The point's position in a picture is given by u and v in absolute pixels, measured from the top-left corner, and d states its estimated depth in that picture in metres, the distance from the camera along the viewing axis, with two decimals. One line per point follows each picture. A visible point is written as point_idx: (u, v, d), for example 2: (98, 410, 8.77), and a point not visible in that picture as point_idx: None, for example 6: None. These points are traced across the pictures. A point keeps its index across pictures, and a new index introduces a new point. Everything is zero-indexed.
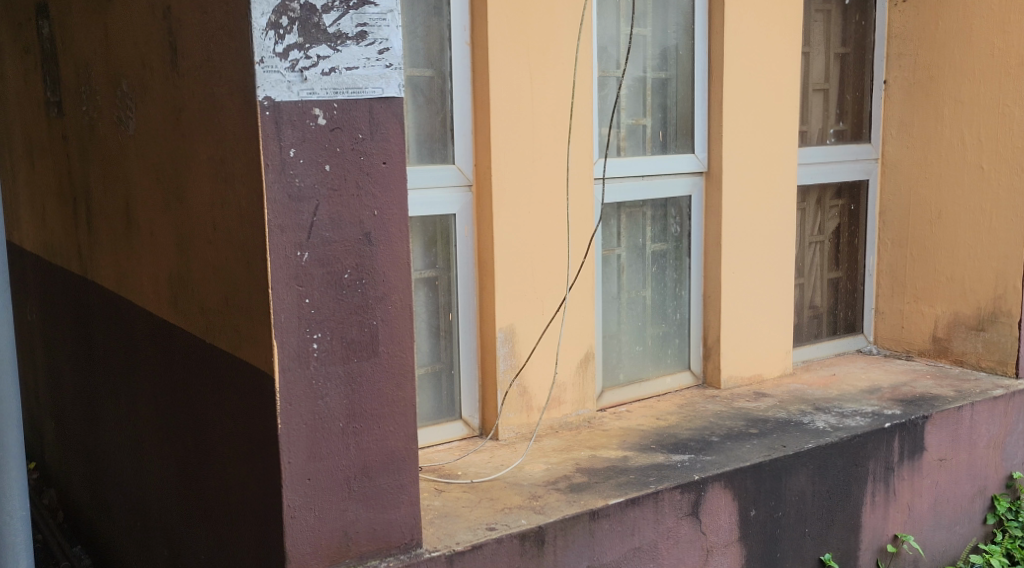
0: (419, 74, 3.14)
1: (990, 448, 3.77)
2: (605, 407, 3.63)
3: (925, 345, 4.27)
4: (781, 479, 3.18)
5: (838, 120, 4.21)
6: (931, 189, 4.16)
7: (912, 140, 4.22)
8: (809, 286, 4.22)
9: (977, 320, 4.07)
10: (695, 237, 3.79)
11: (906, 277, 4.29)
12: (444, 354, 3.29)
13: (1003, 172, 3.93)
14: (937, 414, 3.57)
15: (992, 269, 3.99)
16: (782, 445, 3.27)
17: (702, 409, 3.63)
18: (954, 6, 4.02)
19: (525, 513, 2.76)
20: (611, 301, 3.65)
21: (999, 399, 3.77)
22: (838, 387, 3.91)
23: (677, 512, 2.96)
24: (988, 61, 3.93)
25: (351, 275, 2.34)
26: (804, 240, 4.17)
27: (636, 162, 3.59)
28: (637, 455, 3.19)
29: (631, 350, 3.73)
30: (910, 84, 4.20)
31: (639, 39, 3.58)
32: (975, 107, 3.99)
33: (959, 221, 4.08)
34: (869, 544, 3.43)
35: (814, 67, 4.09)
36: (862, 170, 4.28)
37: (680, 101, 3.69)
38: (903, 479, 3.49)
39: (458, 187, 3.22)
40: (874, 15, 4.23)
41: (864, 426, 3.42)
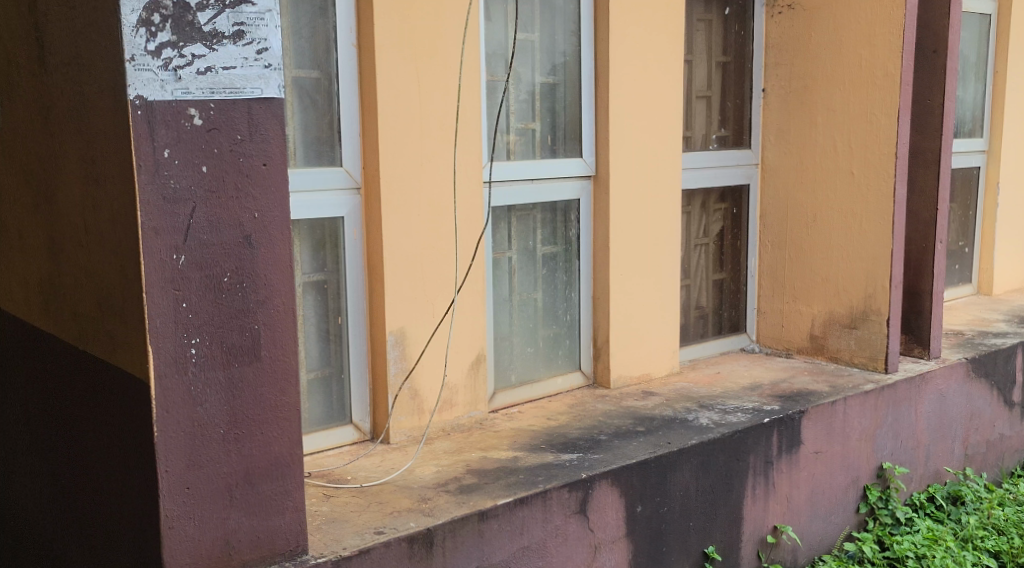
0: (305, 75, 3.09)
1: (863, 440, 3.97)
2: (497, 408, 3.67)
3: (802, 343, 4.50)
4: (666, 474, 3.27)
5: (721, 126, 4.40)
6: (808, 195, 4.39)
7: (788, 147, 4.43)
8: (695, 286, 4.39)
9: (850, 318, 4.31)
10: (585, 240, 3.87)
11: (786, 279, 4.52)
12: (334, 358, 3.25)
13: (871, 178, 4.16)
14: (812, 409, 3.74)
15: (863, 269, 4.24)
16: (667, 441, 3.36)
17: (592, 408, 3.71)
18: (825, 20, 4.25)
19: (413, 516, 2.73)
20: (503, 304, 3.70)
21: (869, 394, 3.98)
22: (721, 384, 4.06)
23: (565, 510, 3.00)
24: (855, 72, 4.17)
25: (230, 278, 2.22)
26: (690, 242, 4.33)
27: (524, 166, 3.64)
28: (527, 456, 3.23)
29: (522, 351, 3.78)
30: (786, 92, 4.42)
31: (527, 45, 3.63)
32: (845, 116, 4.23)
33: (832, 224, 4.32)
34: (750, 536, 3.57)
35: (697, 75, 4.26)
36: (743, 175, 4.48)
37: (568, 106, 3.76)
38: (780, 471, 3.64)
39: (347, 190, 3.18)
40: (751, 25, 4.43)
41: (745, 422, 3.57)
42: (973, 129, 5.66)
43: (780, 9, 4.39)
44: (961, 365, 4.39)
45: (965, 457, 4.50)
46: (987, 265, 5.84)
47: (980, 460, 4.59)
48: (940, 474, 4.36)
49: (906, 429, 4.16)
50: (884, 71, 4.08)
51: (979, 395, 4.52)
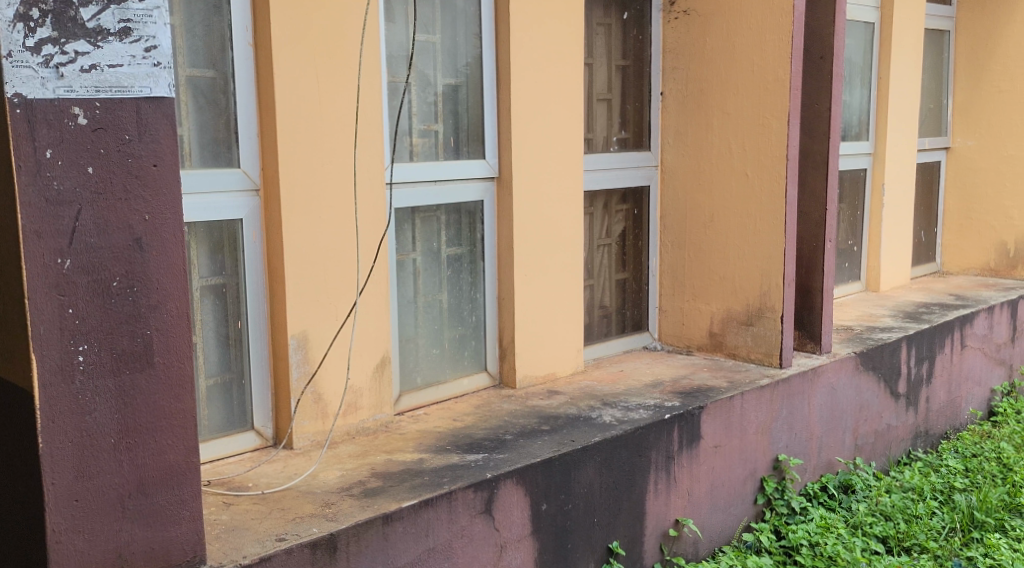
0: (200, 74, 3.02)
1: (759, 433, 4.07)
2: (402, 411, 3.66)
3: (702, 340, 4.59)
4: (571, 472, 3.30)
5: (622, 129, 4.46)
6: (705, 195, 4.48)
7: (686, 149, 4.52)
8: (599, 286, 4.44)
9: (747, 315, 4.42)
10: (489, 241, 3.88)
11: (686, 278, 4.61)
12: (234, 364, 3.19)
13: (764, 179, 4.27)
14: (711, 405, 3.82)
15: (758, 268, 4.35)
16: (570, 440, 3.39)
17: (498, 408, 3.73)
18: (719, 25, 4.35)
19: (316, 521, 2.71)
20: (408, 306, 3.68)
21: (765, 389, 4.08)
22: (624, 382, 4.12)
23: (470, 510, 3.01)
24: (748, 76, 4.28)
25: (120, 283, 2.16)
26: (593, 243, 4.38)
27: (426, 168, 3.63)
28: (432, 457, 3.22)
29: (428, 353, 3.77)
30: (683, 95, 4.50)
31: (427, 46, 3.62)
32: (739, 119, 4.33)
33: (728, 224, 4.42)
34: (652, 529, 3.63)
35: (597, 78, 4.31)
36: (643, 176, 4.56)
37: (470, 108, 3.76)
38: (681, 466, 3.71)
39: (245, 191, 3.12)
40: (649, 30, 4.51)
41: (647, 418, 3.62)
42: (859, 132, 5.86)
43: (676, 14, 4.48)
44: (851, 359, 4.54)
45: (855, 447, 4.65)
46: (874, 263, 6.05)
47: (870, 450, 4.76)
48: (832, 465, 4.51)
49: (800, 421, 4.28)
50: (775, 76, 4.19)
51: (868, 387, 4.68)
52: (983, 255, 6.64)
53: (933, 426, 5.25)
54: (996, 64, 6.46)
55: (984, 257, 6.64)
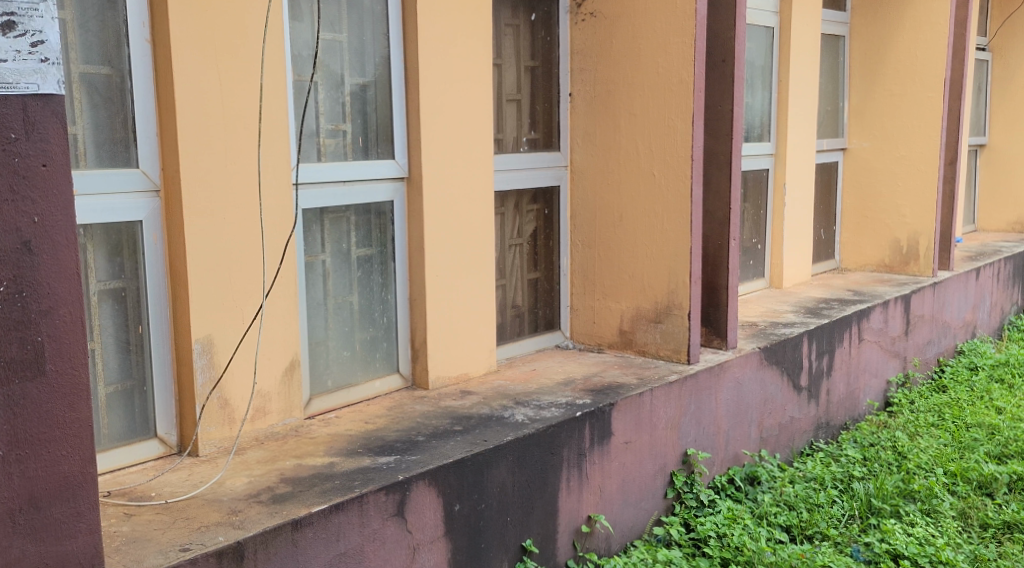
0: (95, 71, 2.93)
1: (669, 429, 4.13)
2: (313, 414, 3.61)
3: (613, 338, 4.63)
4: (484, 472, 3.30)
5: (532, 129, 4.47)
6: (614, 195, 4.52)
7: (595, 149, 4.55)
8: (511, 286, 4.44)
9: (655, 312, 4.47)
10: (399, 241, 3.85)
11: (596, 276, 4.64)
12: (136, 370, 3.10)
13: (670, 179, 4.33)
14: (621, 401, 3.86)
15: (665, 266, 4.40)
16: (483, 439, 3.39)
17: (410, 410, 3.70)
18: (625, 27, 4.39)
19: (222, 530, 2.67)
20: (317, 308, 3.63)
21: (674, 385, 4.14)
22: (537, 381, 4.13)
23: (382, 513, 2.98)
24: (654, 77, 4.33)
25: (7, 288, 2.08)
26: (504, 242, 4.38)
27: (333, 169, 3.59)
28: (343, 460, 3.18)
29: (338, 355, 3.73)
30: (591, 96, 4.54)
31: (334, 45, 3.58)
32: (646, 120, 4.38)
33: (637, 223, 4.47)
34: (565, 526, 3.65)
35: (506, 79, 4.32)
36: (553, 176, 4.58)
37: (378, 108, 3.73)
38: (593, 463, 3.74)
39: (145, 192, 3.04)
40: (557, 31, 4.53)
41: (558, 416, 3.64)
42: (762, 133, 5.98)
43: (583, 17, 4.50)
44: (755, 354, 4.63)
45: (760, 440, 4.75)
46: (777, 260, 6.19)
47: (774, 442, 4.87)
48: (738, 457, 4.59)
49: (707, 416, 4.35)
50: (679, 78, 4.25)
51: (772, 381, 4.78)
52: (878, 252, 6.85)
53: (834, 417, 5.39)
54: (888, 69, 6.70)
55: (879, 254, 6.84)
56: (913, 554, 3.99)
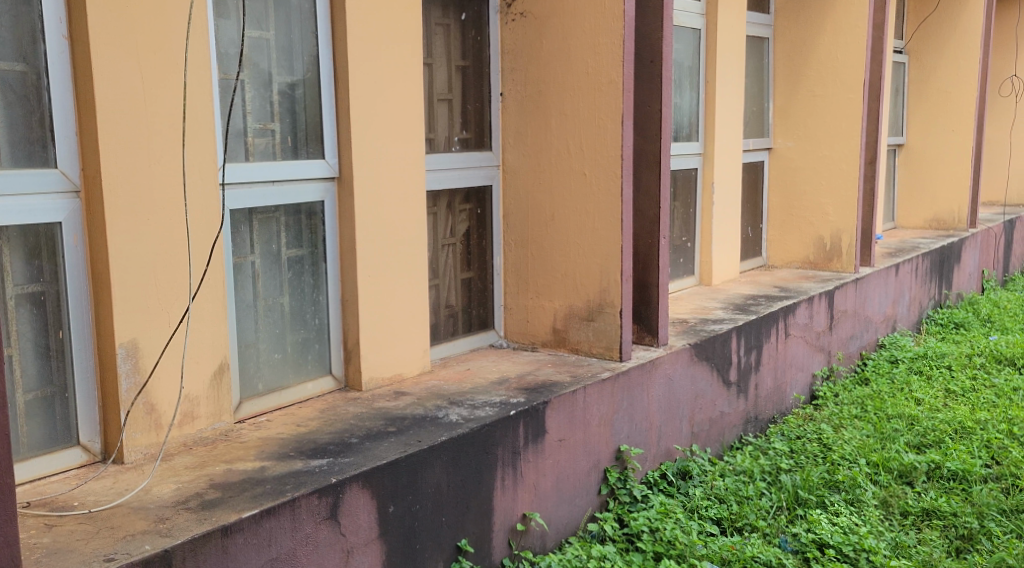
0: (9, 68, 2.85)
1: (602, 426, 4.14)
2: (243, 418, 3.55)
3: (546, 336, 4.64)
4: (418, 473, 3.27)
5: (463, 129, 4.45)
6: (546, 194, 4.53)
7: (527, 149, 4.55)
8: (444, 286, 4.42)
9: (588, 311, 4.49)
10: (330, 242, 3.80)
11: (529, 275, 4.65)
12: (57, 376, 3.02)
13: (601, 178, 4.35)
14: (555, 399, 3.86)
15: (597, 265, 4.42)
16: (417, 440, 3.36)
17: (343, 412, 3.66)
18: (554, 27, 4.40)
19: (149, 538, 2.61)
20: (246, 310, 3.57)
21: (607, 382, 4.15)
22: (471, 380, 4.11)
23: (315, 517, 2.94)
24: (585, 77, 4.34)
25: None
26: (437, 242, 4.36)
27: (262, 168, 3.53)
28: (274, 464, 3.13)
29: (269, 357, 3.67)
30: (522, 95, 4.54)
31: (261, 43, 3.52)
32: (577, 119, 4.39)
33: (568, 221, 4.48)
34: (500, 525, 3.64)
35: (437, 79, 4.30)
36: (485, 176, 4.57)
37: (308, 107, 3.68)
38: (527, 461, 3.73)
39: (64, 193, 2.96)
40: (488, 31, 4.52)
41: (493, 415, 3.63)
42: (690, 133, 6.05)
43: (513, 17, 4.50)
44: (686, 350, 4.68)
45: (691, 435, 4.79)
46: (707, 258, 6.26)
47: (705, 437, 4.92)
48: (670, 452, 4.63)
49: (640, 412, 4.37)
50: (608, 78, 4.27)
51: (702, 377, 4.83)
52: (803, 249, 6.97)
53: (763, 411, 5.47)
54: (811, 70, 6.82)
55: (805, 251, 6.96)
56: (838, 543, 4.09)
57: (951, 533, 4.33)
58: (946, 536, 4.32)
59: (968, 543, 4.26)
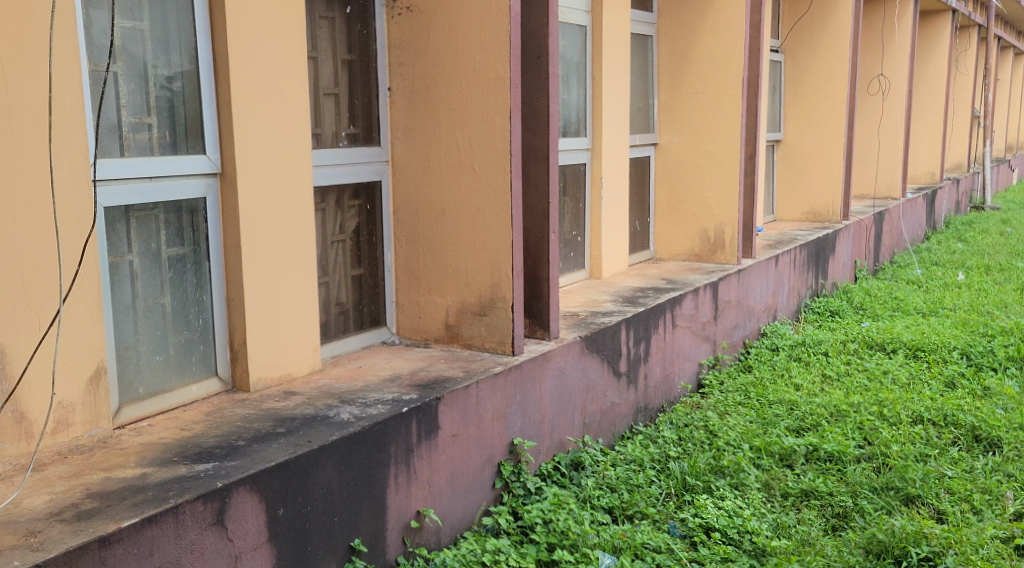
0: None
1: (495, 420, 4.14)
2: (123, 424, 3.43)
3: (439, 332, 4.61)
4: (308, 474, 3.22)
5: (350, 124, 4.40)
6: (435, 190, 4.50)
7: (415, 144, 4.52)
8: (334, 283, 4.37)
9: (480, 306, 4.48)
10: (213, 240, 3.69)
11: (420, 271, 4.61)
12: None
13: (489, 172, 4.34)
14: (447, 395, 3.84)
15: (488, 260, 4.41)
16: (307, 440, 3.30)
17: (230, 414, 3.56)
18: (441, 22, 4.37)
19: (18, 554, 2.52)
20: (125, 311, 3.45)
21: (499, 376, 4.15)
22: (362, 378, 4.06)
23: (200, 524, 2.87)
24: (472, 72, 4.32)
25: None
26: (325, 240, 4.30)
27: (139, 164, 3.41)
28: (156, 470, 3.03)
29: (150, 360, 3.55)
30: (409, 91, 4.50)
31: (135, 34, 3.40)
32: (464, 114, 4.37)
33: (458, 217, 4.46)
34: (394, 523, 3.61)
35: (323, 73, 4.24)
36: (374, 171, 4.51)
37: (187, 101, 3.57)
38: (420, 457, 3.70)
39: None
40: (374, 24, 4.46)
41: (384, 413, 3.58)
42: (578, 128, 6.10)
43: (399, 11, 4.46)
44: (576, 343, 4.71)
45: (583, 426, 4.83)
46: (596, 252, 6.32)
47: (597, 428, 4.96)
48: (563, 444, 4.65)
49: (532, 405, 4.38)
50: (495, 74, 4.26)
51: (593, 368, 4.87)
52: (688, 243, 7.11)
53: (652, 400, 5.56)
54: (692, 68, 6.95)
55: (690, 244, 7.10)
56: (723, 526, 4.21)
57: (827, 512, 4.48)
58: (823, 515, 4.48)
59: (843, 521, 4.43)
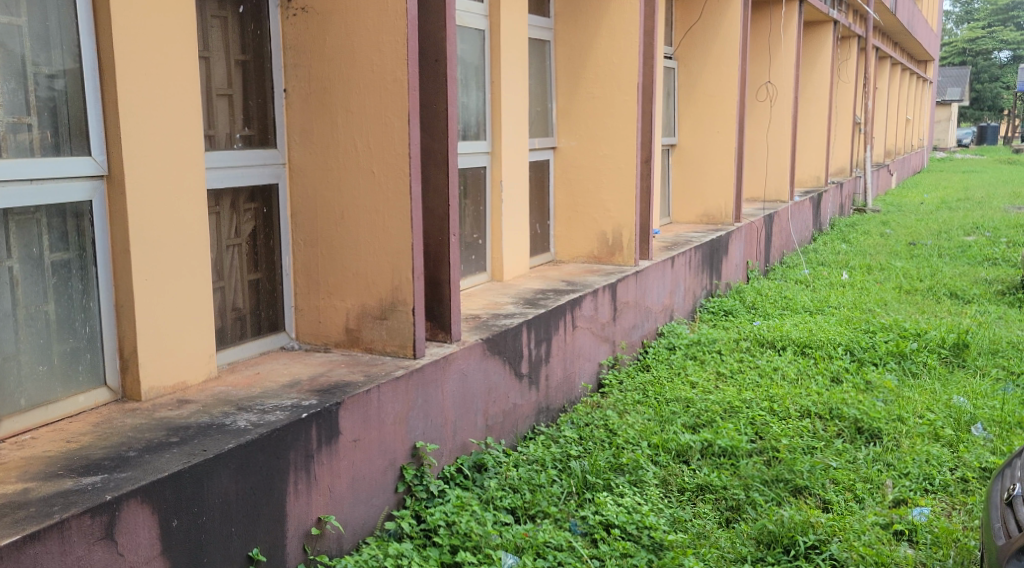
0: None
1: (397, 424, 4.09)
2: (4, 437, 3.29)
3: (339, 336, 4.55)
4: (203, 483, 3.14)
5: (245, 126, 4.31)
6: (334, 192, 4.44)
7: (313, 147, 4.45)
8: (230, 288, 4.30)
9: (381, 309, 4.43)
10: (101, 245, 3.57)
11: (320, 275, 4.55)
12: None
13: (388, 175, 4.30)
14: (348, 400, 3.79)
15: (388, 264, 4.37)
16: (202, 449, 3.22)
17: (120, 424, 3.45)
18: (338, 24, 4.32)
19: None
20: (5, 320, 3.33)
21: (400, 380, 4.11)
22: (260, 385, 3.97)
23: (87, 539, 2.79)
24: (369, 75, 4.28)
25: None
26: (221, 244, 4.22)
27: (19, 166, 3.29)
28: (41, 485, 2.92)
29: (32, 370, 3.43)
30: (306, 92, 4.43)
31: (12, 29, 3.28)
32: (362, 117, 4.32)
33: (357, 220, 4.41)
34: (294, 530, 3.55)
35: (216, 74, 4.15)
36: (270, 174, 4.43)
37: (70, 100, 3.45)
38: (320, 463, 3.65)
39: None
40: (269, 24, 4.38)
41: (282, 419, 3.52)
42: (478, 131, 6.10)
43: (294, 11, 4.39)
44: (478, 345, 4.70)
45: (486, 428, 4.82)
46: (497, 254, 6.33)
47: (500, 429, 4.96)
48: (466, 446, 4.64)
49: (434, 408, 4.35)
50: (393, 77, 4.22)
51: (494, 370, 4.87)
52: (587, 245, 7.18)
53: (553, 400, 5.59)
54: (589, 73, 7.02)
55: (589, 247, 7.17)
56: (622, 522, 4.25)
57: (721, 505, 4.57)
58: (717, 508, 4.56)
59: (736, 514, 4.52)
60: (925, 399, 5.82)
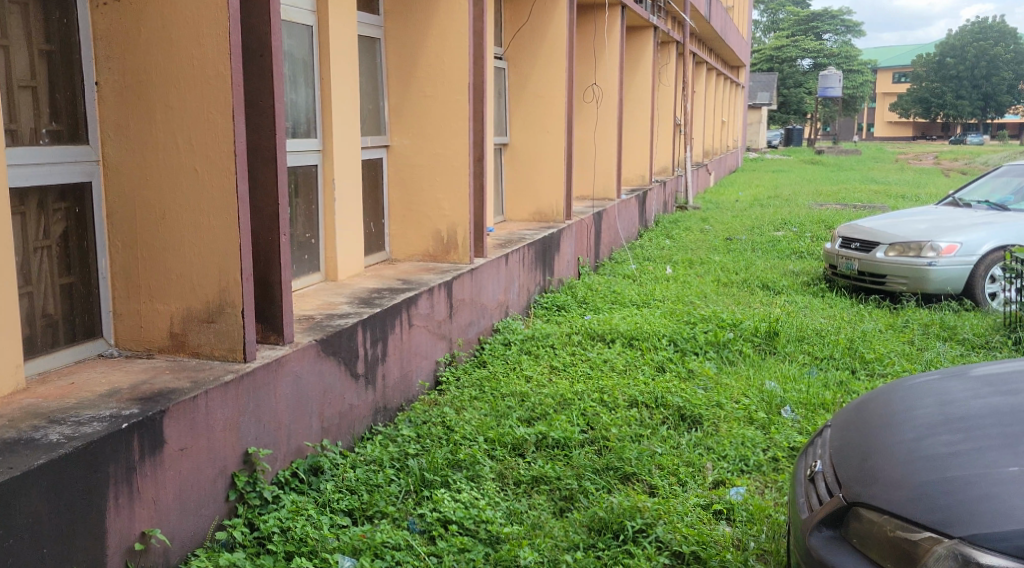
0: None
1: (227, 430, 3.91)
2: None
3: (163, 341, 4.33)
4: (8, 503, 2.98)
5: (52, 120, 4.05)
6: (153, 191, 4.21)
7: (130, 143, 4.21)
8: (39, 293, 4.04)
9: (207, 312, 4.24)
10: None
11: (140, 278, 4.30)
12: None
13: (212, 173, 4.11)
14: (172, 408, 3.59)
15: (214, 265, 4.18)
16: (7, 466, 3.05)
17: None
18: (153, 15, 4.10)
19: None
20: None
21: (230, 385, 3.93)
22: (75, 395, 3.73)
23: None
24: (189, 69, 4.07)
25: None
26: (26, 246, 3.96)
27: None
28: None
29: None
30: (121, 85, 4.17)
31: None
32: (183, 113, 4.12)
33: (179, 220, 4.20)
34: (116, 547, 3.35)
35: (16, 64, 3.90)
36: (82, 172, 4.17)
37: None
38: (143, 475, 3.45)
39: None
40: (77, 13, 4.12)
41: (100, 431, 3.33)
42: (308, 129, 5.94)
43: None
44: (311, 346, 4.55)
45: (323, 430, 4.67)
46: (331, 254, 6.19)
47: (336, 431, 4.82)
48: (301, 450, 4.48)
49: (267, 412, 4.18)
50: (215, 71, 4.04)
51: (329, 371, 4.73)
52: (422, 243, 7.12)
53: (392, 400, 5.49)
54: (420, 71, 6.95)
55: (424, 245, 7.11)
56: (460, 518, 4.20)
57: (555, 496, 4.60)
58: (551, 498, 4.59)
59: (569, 503, 4.56)
60: (740, 385, 6.05)
